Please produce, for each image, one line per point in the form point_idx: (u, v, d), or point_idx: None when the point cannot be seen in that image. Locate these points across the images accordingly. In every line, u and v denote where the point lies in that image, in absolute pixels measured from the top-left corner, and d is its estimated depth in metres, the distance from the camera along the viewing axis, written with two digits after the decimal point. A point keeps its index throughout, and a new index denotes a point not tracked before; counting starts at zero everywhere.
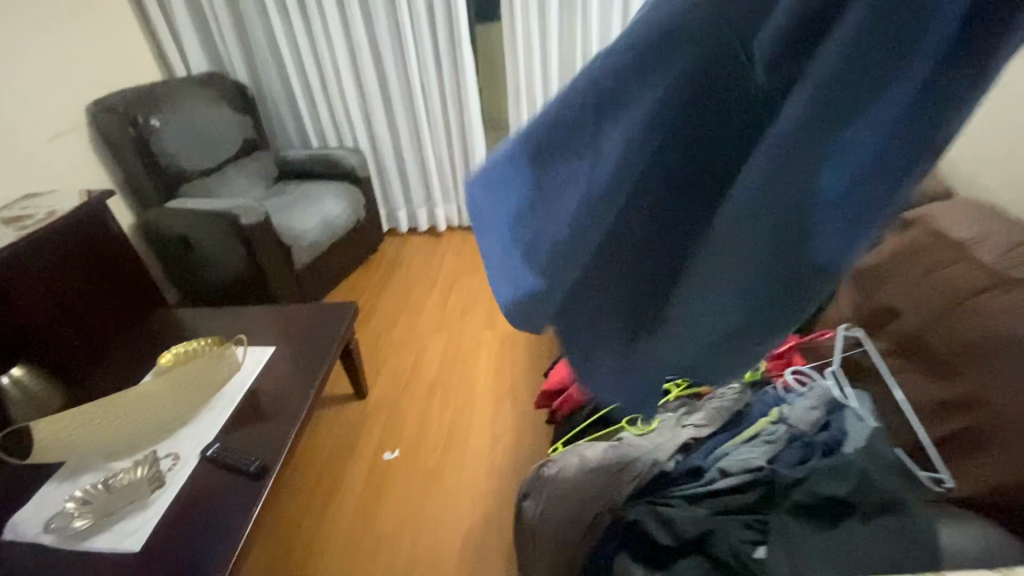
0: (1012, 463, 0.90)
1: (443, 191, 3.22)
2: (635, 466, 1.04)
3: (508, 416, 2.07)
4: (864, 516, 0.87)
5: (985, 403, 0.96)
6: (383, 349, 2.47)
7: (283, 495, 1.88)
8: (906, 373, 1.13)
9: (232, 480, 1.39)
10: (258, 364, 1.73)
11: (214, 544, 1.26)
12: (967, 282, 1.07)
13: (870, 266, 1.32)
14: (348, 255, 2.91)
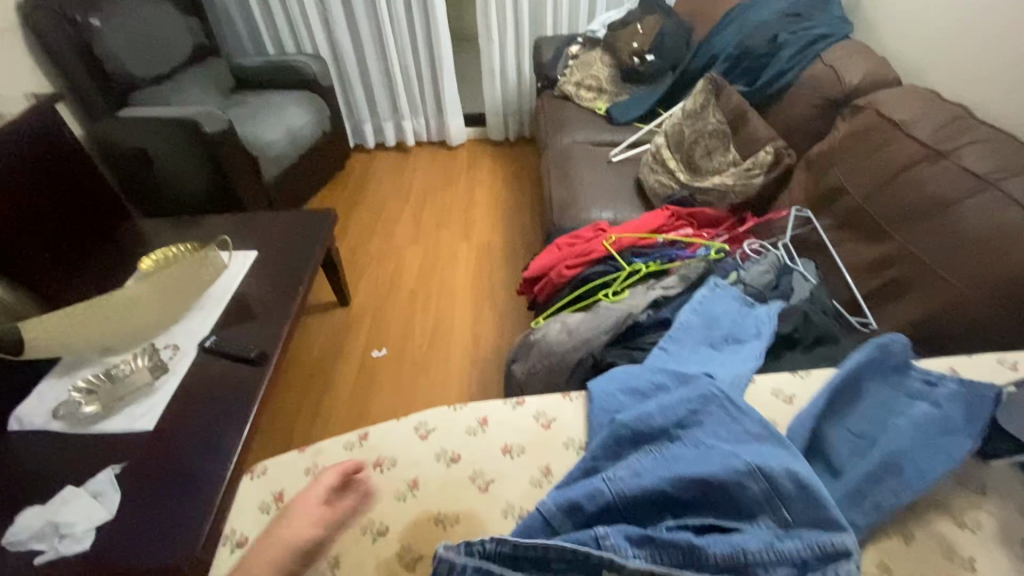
0: (922, 301, 1.09)
1: (410, 104, 3.15)
2: (612, 319, 1.16)
3: (488, 316, 2.20)
4: (805, 347, 1.05)
5: (907, 257, 1.13)
6: (361, 260, 2.50)
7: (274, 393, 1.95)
8: (846, 243, 1.29)
9: (233, 367, 1.47)
10: (243, 266, 1.77)
11: (226, 420, 1.34)
12: (901, 157, 1.22)
13: (823, 154, 1.45)
14: (317, 169, 2.85)
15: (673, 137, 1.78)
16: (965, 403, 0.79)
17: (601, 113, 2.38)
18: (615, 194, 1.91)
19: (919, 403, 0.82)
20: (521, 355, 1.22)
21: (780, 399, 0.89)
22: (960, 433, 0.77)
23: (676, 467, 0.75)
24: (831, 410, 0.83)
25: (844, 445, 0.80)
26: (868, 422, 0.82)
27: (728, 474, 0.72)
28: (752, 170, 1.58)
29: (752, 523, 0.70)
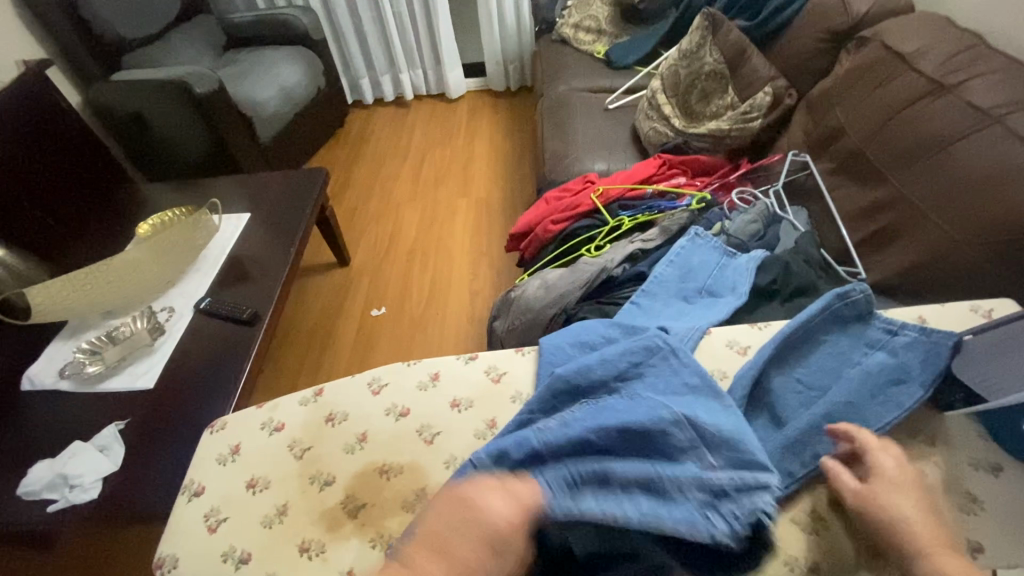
0: (915, 247, 1.03)
1: (406, 54, 3.05)
2: (588, 273, 1.15)
3: (486, 273, 2.19)
4: (784, 299, 1.02)
5: (902, 201, 1.07)
6: (360, 220, 2.50)
7: (273, 353, 2.00)
8: (841, 188, 1.22)
9: (228, 327, 1.51)
10: (236, 229, 1.78)
11: (218, 381, 1.39)
12: (904, 94, 1.14)
13: (823, 93, 1.36)
14: (314, 128, 2.81)
15: (668, 80, 1.69)
16: (917, 353, 0.78)
17: (600, 58, 2.26)
18: (609, 144, 1.84)
19: (873, 354, 0.81)
20: (503, 313, 1.22)
21: (733, 350, 0.87)
22: (911, 384, 0.76)
23: (601, 415, 0.74)
24: (780, 357, 0.82)
25: (791, 398, 0.79)
26: (816, 372, 0.81)
27: (653, 420, 0.72)
28: (749, 114, 1.50)
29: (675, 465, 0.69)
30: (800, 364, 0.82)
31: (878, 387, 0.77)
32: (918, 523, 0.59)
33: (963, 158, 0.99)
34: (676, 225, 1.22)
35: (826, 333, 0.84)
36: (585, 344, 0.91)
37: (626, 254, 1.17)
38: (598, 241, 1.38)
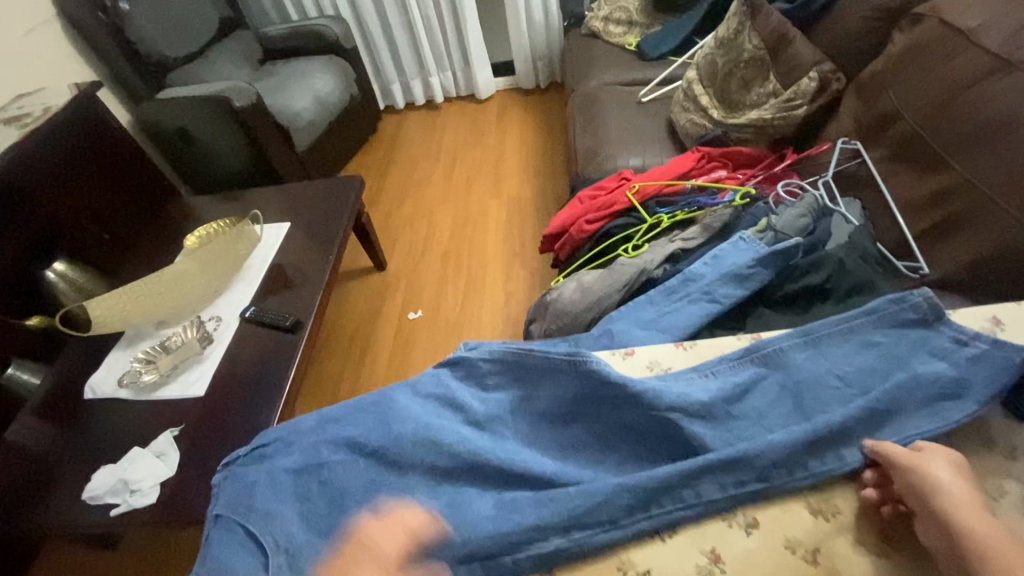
0: (983, 238, 0.95)
1: (436, 57, 3.07)
2: (626, 275, 1.11)
3: (521, 274, 2.18)
4: (839, 299, 0.96)
5: (966, 187, 0.99)
6: (395, 224, 2.53)
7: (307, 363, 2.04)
8: (897, 178, 1.15)
9: (271, 335, 1.55)
10: (276, 239, 1.83)
11: (263, 388, 1.42)
12: (965, 73, 1.06)
13: (873, 76, 1.29)
14: (348, 135, 2.86)
15: (705, 70, 1.63)
16: (976, 360, 0.73)
17: (632, 50, 2.20)
18: (644, 138, 1.79)
19: (928, 359, 0.75)
20: (540, 316, 1.22)
21: None
22: (961, 394, 0.72)
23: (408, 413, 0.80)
24: (817, 350, 0.80)
25: (824, 391, 0.76)
26: (861, 366, 0.77)
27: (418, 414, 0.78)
28: (793, 100, 1.42)
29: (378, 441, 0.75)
30: (844, 358, 0.79)
31: (940, 390, 0.73)
32: (955, 484, 0.60)
33: None
34: (719, 222, 1.16)
35: (872, 330, 0.80)
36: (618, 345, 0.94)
37: (665, 254, 1.12)
38: (635, 241, 1.34)
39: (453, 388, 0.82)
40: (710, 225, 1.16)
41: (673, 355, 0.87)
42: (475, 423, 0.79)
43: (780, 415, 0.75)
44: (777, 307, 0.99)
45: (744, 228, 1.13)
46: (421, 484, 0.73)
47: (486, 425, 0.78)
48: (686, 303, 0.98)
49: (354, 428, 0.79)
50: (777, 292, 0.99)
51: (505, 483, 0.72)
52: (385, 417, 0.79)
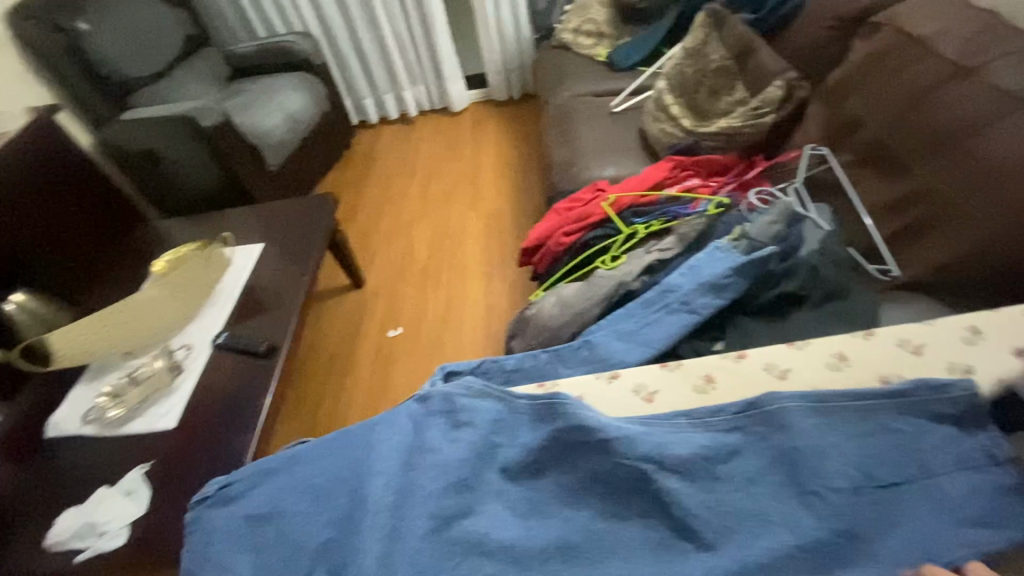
0: (948, 242, 0.98)
1: (408, 71, 3.06)
2: (606, 288, 1.10)
3: (501, 287, 2.16)
4: (815, 305, 0.97)
5: (934, 191, 1.01)
6: (372, 240, 2.49)
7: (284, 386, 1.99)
8: (866, 182, 1.17)
9: (245, 361, 1.50)
10: (248, 261, 1.77)
11: (239, 417, 1.38)
12: (926, 79, 1.08)
13: (838, 82, 1.31)
14: (322, 152, 2.82)
15: (674, 80, 1.65)
16: (985, 442, 0.66)
17: (602, 61, 2.22)
18: (618, 148, 1.80)
19: (937, 441, 0.66)
20: (521, 331, 1.20)
21: (772, 373, 0.78)
22: (963, 489, 0.63)
23: (385, 454, 0.76)
24: (814, 401, 0.71)
25: (826, 462, 0.65)
26: (873, 441, 0.67)
27: (393, 453, 0.76)
28: (761, 108, 1.44)
29: (358, 479, 0.74)
30: (853, 425, 0.68)
31: (950, 463, 0.64)
32: None
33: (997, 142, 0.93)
34: (695, 232, 1.16)
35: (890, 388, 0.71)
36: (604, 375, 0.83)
37: (644, 266, 1.11)
38: (612, 252, 1.33)
39: (426, 429, 0.78)
40: (686, 233, 1.16)
41: (661, 376, 0.82)
42: (440, 470, 0.73)
43: (768, 482, 0.66)
44: (756, 315, 0.99)
45: (720, 236, 1.14)
46: (372, 547, 0.68)
47: (450, 472, 0.72)
48: (665, 314, 0.97)
49: (326, 472, 0.76)
50: (754, 300, 0.99)
51: (460, 552, 0.66)
52: (354, 464, 0.76)
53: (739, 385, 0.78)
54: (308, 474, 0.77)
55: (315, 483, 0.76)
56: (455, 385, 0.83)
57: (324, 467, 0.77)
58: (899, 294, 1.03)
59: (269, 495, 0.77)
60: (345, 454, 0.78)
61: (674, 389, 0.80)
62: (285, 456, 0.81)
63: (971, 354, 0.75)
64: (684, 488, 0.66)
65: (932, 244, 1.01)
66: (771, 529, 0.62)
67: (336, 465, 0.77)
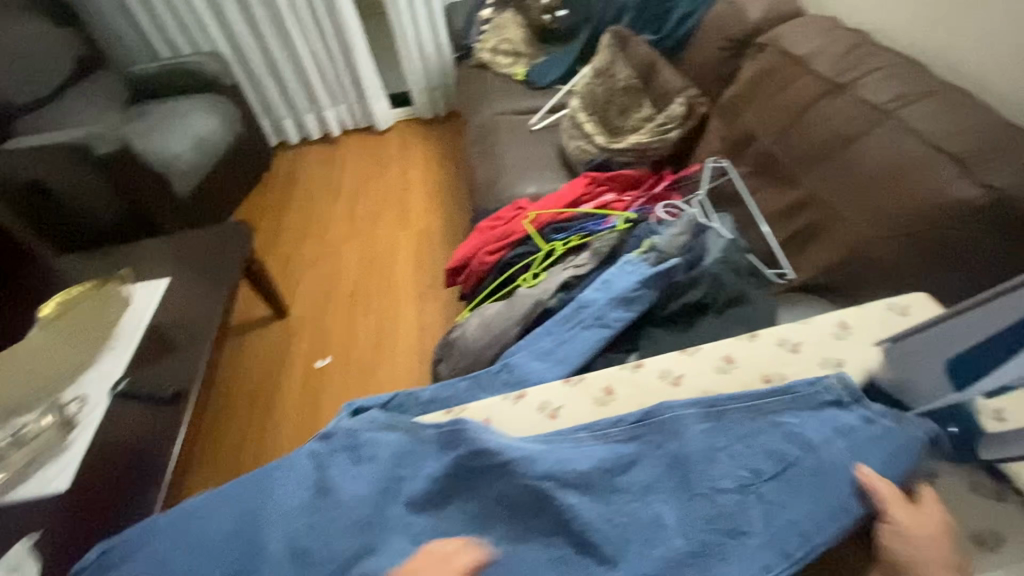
0: (832, 244, 1.04)
1: (327, 90, 2.99)
2: (524, 308, 1.10)
3: (433, 308, 2.13)
4: (718, 312, 1.01)
5: (816, 199, 1.08)
6: (295, 267, 2.39)
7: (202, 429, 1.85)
8: (761, 192, 1.24)
9: (149, 409, 1.39)
10: (152, 298, 1.64)
11: (142, 472, 1.28)
12: (804, 96, 1.17)
13: (732, 98, 1.40)
14: (238, 176, 2.68)
15: (586, 99, 1.71)
16: (872, 432, 0.68)
17: (521, 79, 2.26)
18: (539, 165, 1.83)
19: (825, 426, 0.69)
20: (446, 356, 1.18)
21: (669, 380, 0.79)
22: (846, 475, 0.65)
23: (281, 500, 0.71)
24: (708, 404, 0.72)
25: (717, 465, 0.67)
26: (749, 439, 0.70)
27: (290, 499, 0.71)
28: (666, 125, 1.52)
29: (251, 531, 0.70)
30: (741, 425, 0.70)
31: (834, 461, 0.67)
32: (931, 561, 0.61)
33: (864, 152, 1.01)
34: (607, 247, 1.19)
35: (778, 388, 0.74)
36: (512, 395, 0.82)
37: (559, 283, 1.13)
38: (533, 270, 1.35)
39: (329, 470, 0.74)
40: (599, 249, 1.19)
41: (566, 393, 0.80)
42: (341, 513, 0.69)
43: (665, 488, 0.67)
44: (666, 326, 1.03)
45: (631, 250, 1.17)
46: None
47: (353, 512, 0.69)
48: (581, 330, 0.99)
49: (221, 524, 0.71)
50: (664, 311, 1.02)
51: None
52: (248, 513, 0.71)
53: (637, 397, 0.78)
54: (197, 530, 0.71)
55: (203, 539, 0.70)
56: (360, 420, 0.81)
57: (214, 519, 0.72)
58: (795, 295, 1.08)
59: (152, 556, 0.71)
60: (240, 502, 0.73)
61: (579, 404, 0.79)
62: (172, 512, 0.75)
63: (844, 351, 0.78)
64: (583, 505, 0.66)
65: (818, 248, 1.07)
66: (666, 537, 0.63)
67: (228, 517, 0.72)
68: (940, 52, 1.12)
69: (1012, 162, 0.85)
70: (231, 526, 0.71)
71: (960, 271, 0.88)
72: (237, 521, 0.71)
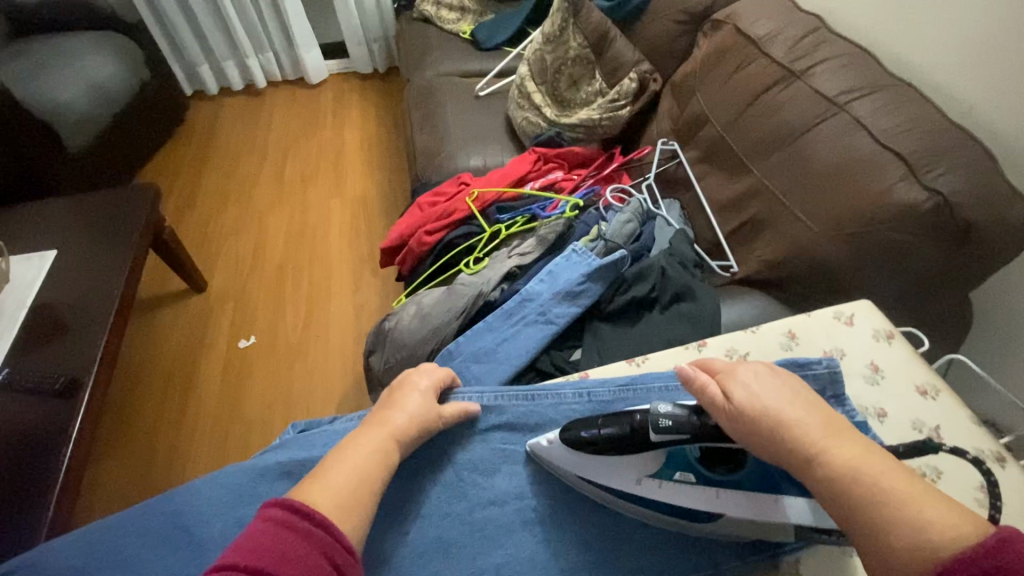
0: (776, 242, 1.02)
1: (250, 36, 2.67)
2: (463, 298, 1.04)
3: (370, 284, 1.99)
4: (663, 307, 0.98)
5: (762, 192, 1.06)
6: (214, 236, 2.17)
7: (105, 420, 1.68)
8: (709, 180, 1.20)
9: (35, 402, 1.21)
10: (38, 272, 1.43)
11: (31, 478, 1.11)
12: (758, 81, 1.13)
13: (686, 77, 1.33)
14: (146, 130, 2.36)
15: (535, 66, 1.61)
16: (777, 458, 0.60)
17: (466, 38, 2.10)
18: (483, 135, 1.71)
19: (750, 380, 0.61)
20: (378, 347, 1.08)
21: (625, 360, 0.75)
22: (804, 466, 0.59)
23: (203, 522, 0.61)
24: None
25: (652, 396, 0.67)
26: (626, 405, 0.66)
27: (217, 516, 0.61)
28: (616, 101, 1.45)
29: (176, 552, 0.59)
30: (455, 411, 0.66)
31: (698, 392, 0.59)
32: (863, 466, 0.49)
33: (813, 147, 0.98)
34: (553, 233, 1.14)
35: None
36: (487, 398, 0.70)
37: (501, 272, 1.08)
38: (476, 253, 1.26)
39: (255, 483, 0.64)
40: (542, 233, 1.14)
41: (546, 390, 0.70)
42: None
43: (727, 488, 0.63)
44: (610, 321, 1.00)
45: (577, 239, 1.13)
46: None
47: None
48: (523, 327, 0.93)
49: (133, 547, 0.60)
50: (609, 305, 0.99)
51: None
52: (179, 521, 0.61)
53: (615, 395, 0.68)
54: (98, 557, 0.59)
55: (110, 558, 0.59)
56: (313, 432, 0.69)
57: (113, 540, 0.61)
58: (737, 287, 1.08)
59: (62, 548, 0.60)
60: (161, 519, 0.61)
61: (562, 403, 0.69)
62: (59, 540, 0.61)
63: (849, 387, 0.71)
64: (597, 523, 0.62)
65: (764, 242, 1.05)
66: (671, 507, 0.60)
67: (129, 537, 0.61)
68: (890, 41, 1.10)
69: (952, 167, 0.85)
70: (141, 551, 0.60)
71: (901, 277, 0.89)
72: (155, 541, 0.60)
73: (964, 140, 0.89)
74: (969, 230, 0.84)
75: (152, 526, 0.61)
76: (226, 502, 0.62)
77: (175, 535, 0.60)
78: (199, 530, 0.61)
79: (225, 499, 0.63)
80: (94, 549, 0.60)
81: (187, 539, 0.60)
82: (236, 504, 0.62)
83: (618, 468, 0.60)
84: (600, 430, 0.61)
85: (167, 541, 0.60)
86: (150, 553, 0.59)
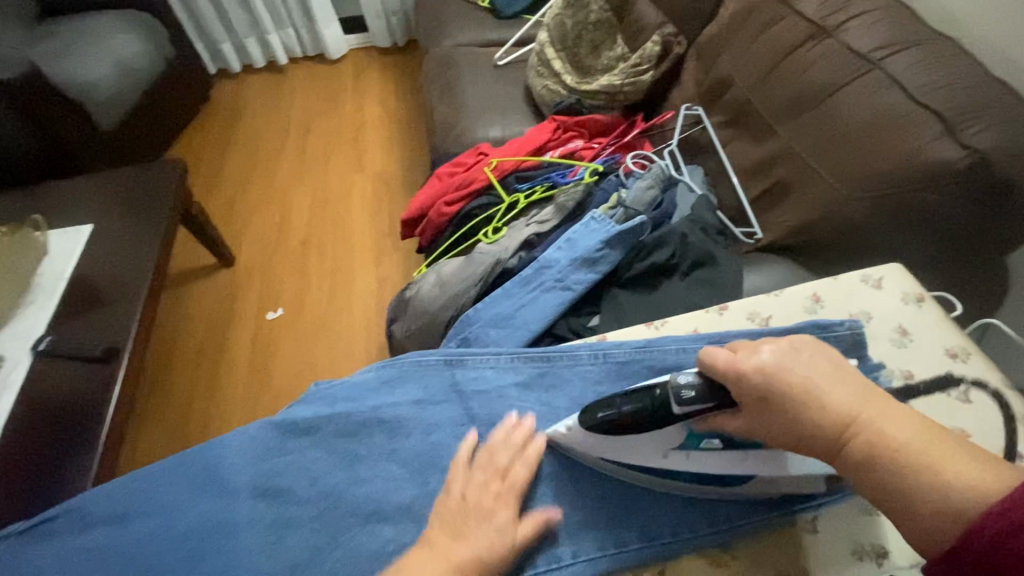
0: (802, 206, 0.99)
1: (270, 12, 2.67)
2: (482, 266, 1.05)
3: (391, 257, 2.02)
4: (684, 273, 0.97)
5: (790, 154, 1.02)
6: (240, 212, 2.22)
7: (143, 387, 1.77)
8: (734, 145, 1.17)
9: (77, 368, 1.28)
10: (75, 245, 1.49)
11: (78, 438, 1.18)
12: (786, 41, 1.08)
13: (712, 38, 1.29)
14: (172, 109, 2.41)
15: (555, 32, 1.57)
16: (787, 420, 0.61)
17: (485, 7, 2.06)
18: (502, 106, 1.69)
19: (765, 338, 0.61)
20: (400, 315, 1.10)
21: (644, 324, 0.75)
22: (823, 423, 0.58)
23: (234, 470, 0.64)
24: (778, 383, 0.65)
25: (668, 356, 0.68)
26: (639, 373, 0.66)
27: (246, 464, 0.65)
28: (639, 66, 1.41)
29: (208, 497, 0.63)
30: None
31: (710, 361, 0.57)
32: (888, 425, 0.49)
33: (844, 107, 0.94)
34: (573, 200, 1.13)
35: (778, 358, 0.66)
36: (505, 357, 0.71)
37: (519, 240, 1.08)
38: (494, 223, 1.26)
39: (282, 435, 0.67)
40: (561, 199, 1.13)
41: (562, 351, 0.71)
42: (308, 478, 0.63)
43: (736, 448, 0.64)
44: (630, 288, 0.99)
45: (597, 206, 1.11)
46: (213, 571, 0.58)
47: (318, 481, 0.63)
48: (541, 293, 0.94)
49: (171, 493, 0.64)
50: (628, 272, 0.99)
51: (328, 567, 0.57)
52: (212, 470, 0.65)
53: (631, 355, 0.69)
54: (141, 501, 0.64)
55: (151, 502, 0.64)
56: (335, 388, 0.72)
57: (155, 486, 0.65)
58: (761, 254, 1.06)
59: (109, 494, 0.65)
60: (196, 467, 0.65)
61: (579, 364, 0.69)
62: (107, 486, 0.66)
63: (873, 349, 0.70)
64: (612, 477, 0.63)
65: (790, 207, 1.02)
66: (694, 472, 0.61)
67: (169, 483, 0.65)
68: None
69: (993, 123, 0.81)
70: (177, 496, 0.64)
71: (933, 241, 0.85)
72: (191, 489, 0.64)
73: (1005, 95, 0.84)
74: (1009, 188, 0.80)
75: (189, 472, 0.65)
76: (255, 451, 0.66)
77: (209, 481, 0.64)
78: (230, 477, 0.64)
79: (254, 449, 0.66)
80: (138, 493, 0.65)
81: (220, 485, 0.64)
82: (264, 452, 0.66)
83: (646, 446, 0.60)
84: (621, 409, 0.59)
85: (202, 486, 0.64)
86: (187, 499, 0.63)
